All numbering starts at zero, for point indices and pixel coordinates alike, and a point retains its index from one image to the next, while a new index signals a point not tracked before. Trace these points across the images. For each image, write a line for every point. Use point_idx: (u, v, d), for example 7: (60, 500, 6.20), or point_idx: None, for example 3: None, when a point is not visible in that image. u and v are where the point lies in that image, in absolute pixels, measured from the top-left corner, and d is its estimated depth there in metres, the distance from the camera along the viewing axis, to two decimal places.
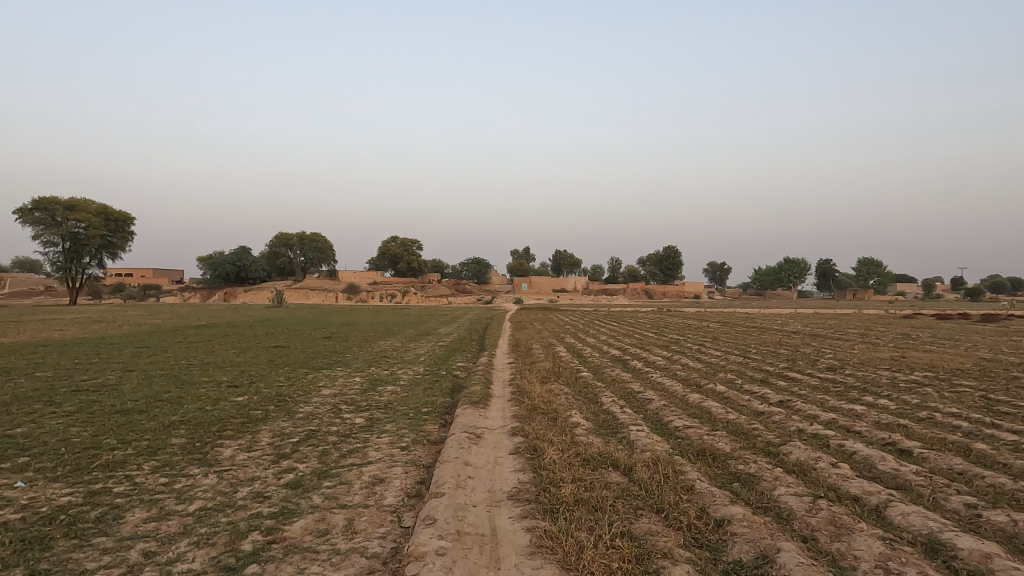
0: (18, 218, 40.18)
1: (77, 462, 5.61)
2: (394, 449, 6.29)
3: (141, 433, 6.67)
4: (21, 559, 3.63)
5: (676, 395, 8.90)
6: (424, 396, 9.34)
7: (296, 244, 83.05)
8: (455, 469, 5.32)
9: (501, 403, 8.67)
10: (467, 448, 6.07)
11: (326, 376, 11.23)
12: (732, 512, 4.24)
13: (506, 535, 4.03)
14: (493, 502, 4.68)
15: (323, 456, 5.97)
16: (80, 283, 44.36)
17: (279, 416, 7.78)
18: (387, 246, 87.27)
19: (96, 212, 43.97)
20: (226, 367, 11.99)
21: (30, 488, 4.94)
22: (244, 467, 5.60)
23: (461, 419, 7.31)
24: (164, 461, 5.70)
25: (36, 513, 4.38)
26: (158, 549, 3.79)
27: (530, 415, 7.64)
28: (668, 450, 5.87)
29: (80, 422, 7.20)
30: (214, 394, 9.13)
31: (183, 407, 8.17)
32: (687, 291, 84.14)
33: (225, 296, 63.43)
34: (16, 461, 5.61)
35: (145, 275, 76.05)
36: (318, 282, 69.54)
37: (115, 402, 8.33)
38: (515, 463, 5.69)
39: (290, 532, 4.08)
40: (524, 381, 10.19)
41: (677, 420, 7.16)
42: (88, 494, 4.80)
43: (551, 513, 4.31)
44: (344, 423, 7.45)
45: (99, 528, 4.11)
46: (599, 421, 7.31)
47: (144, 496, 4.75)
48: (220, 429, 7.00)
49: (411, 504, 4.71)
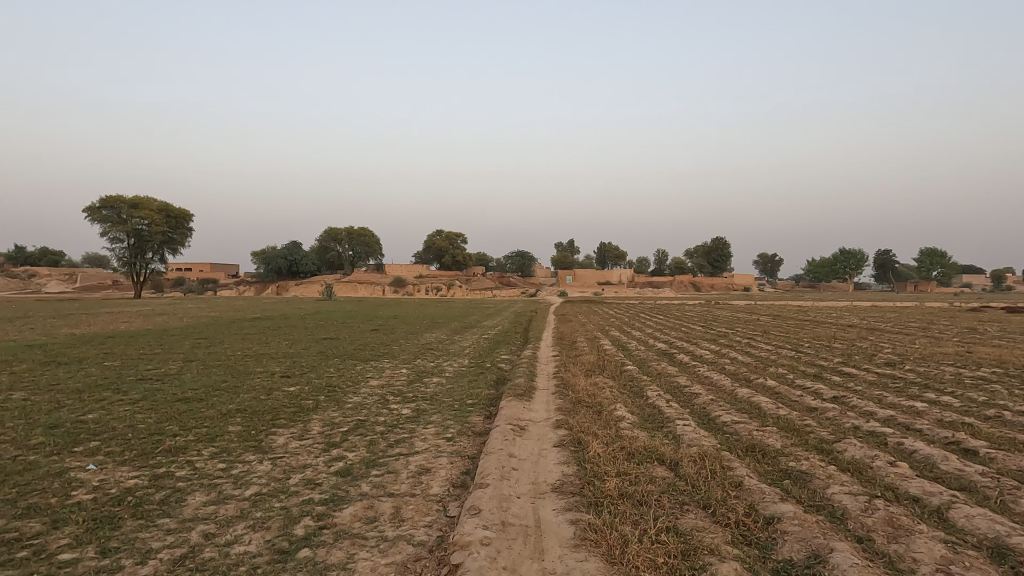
0: (88, 215, 42.56)
1: (143, 446, 5.93)
2: (440, 439, 6.39)
3: (201, 420, 7.01)
4: (94, 537, 3.87)
5: (724, 389, 8.74)
6: (469, 388, 9.44)
7: (345, 239, 85.26)
8: (501, 461, 5.37)
9: (545, 396, 8.68)
10: (511, 440, 6.11)
11: (374, 367, 11.51)
12: (783, 509, 4.14)
13: (551, 527, 4.04)
14: (537, 493, 4.70)
15: (372, 445, 6.12)
16: (144, 278, 46.74)
17: (329, 406, 8.03)
18: (432, 240, 88.25)
19: (159, 209, 46.16)
20: (280, 358, 12.40)
21: (100, 470, 5.24)
22: (297, 454, 5.80)
23: (507, 411, 7.37)
24: (222, 448, 5.95)
25: (106, 494, 4.66)
26: (218, 531, 3.97)
27: (574, 407, 7.64)
28: (715, 445, 5.80)
29: (145, 408, 7.61)
30: (268, 383, 9.49)
31: (240, 395, 8.53)
32: (736, 285, 81.50)
33: (279, 289, 65.79)
34: (88, 445, 5.97)
35: (203, 270, 79.14)
36: (366, 276, 70.84)
37: (178, 390, 8.75)
38: (559, 455, 5.70)
39: (340, 518, 4.20)
40: (569, 373, 10.19)
41: (725, 416, 7.01)
42: (153, 477, 5.06)
43: (596, 505, 4.30)
44: (391, 413, 7.63)
45: (163, 510, 4.34)
46: (645, 415, 7.21)
47: (204, 481, 4.98)
48: (274, 417, 7.26)
49: (457, 494, 4.77)
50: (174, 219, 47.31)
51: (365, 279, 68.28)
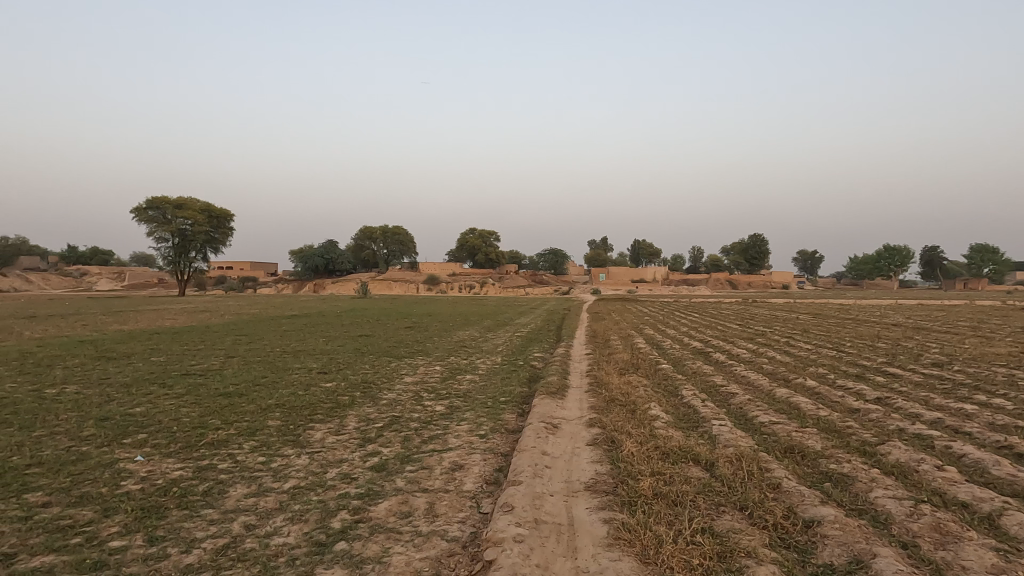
0: (135, 216, 44.15)
1: (187, 439, 6.12)
2: (473, 436, 6.43)
3: (242, 414, 7.21)
4: (142, 525, 4.02)
5: (762, 389, 8.55)
6: (501, 385, 9.47)
7: (380, 237, 86.44)
8: (533, 458, 5.37)
9: (579, 394, 8.64)
10: (544, 438, 6.11)
11: (408, 364, 11.64)
12: (823, 513, 4.03)
13: (584, 526, 4.02)
14: (570, 492, 4.68)
15: (406, 441, 6.19)
16: (187, 276, 48.27)
17: (365, 402, 8.16)
18: (466, 238, 88.74)
19: (202, 209, 47.56)
20: (317, 355, 12.65)
21: (147, 461, 5.44)
22: (334, 449, 5.91)
23: (539, 409, 7.37)
24: (262, 442, 6.10)
25: (153, 484, 4.83)
26: (258, 523, 4.08)
27: (608, 406, 7.58)
28: (752, 446, 5.68)
29: (189, 402, 7.87)
30: (306, 379, 9.71)
31: (279, 391, 8.74)
32: (774, 282, 79.63)
33: (316, 286, 67.18)
34: (136, 437, 6.21)
35: (243, 268, 81.25)
36: (400, 274, 71.70)
37: (220, 385, 9.02)
38: (593, 453, 5.68)
39: (375, 512, 4.26)
40: (602, 372, 10.12)
41: (762, 416, 6.87)
42: (197, 469, 5.23)
43: (629, 505, 4.27)
44: (425, 410, 7.71)
45: (207, 501, 4.48)
46: (680, 415, 7.12)
47: (244, 473, 5.12)
48: (311, 413, 7.41)
49: (490, 491, 4.80)
50: (216, 218, 48.67)
51: (399, 277, 69.15)
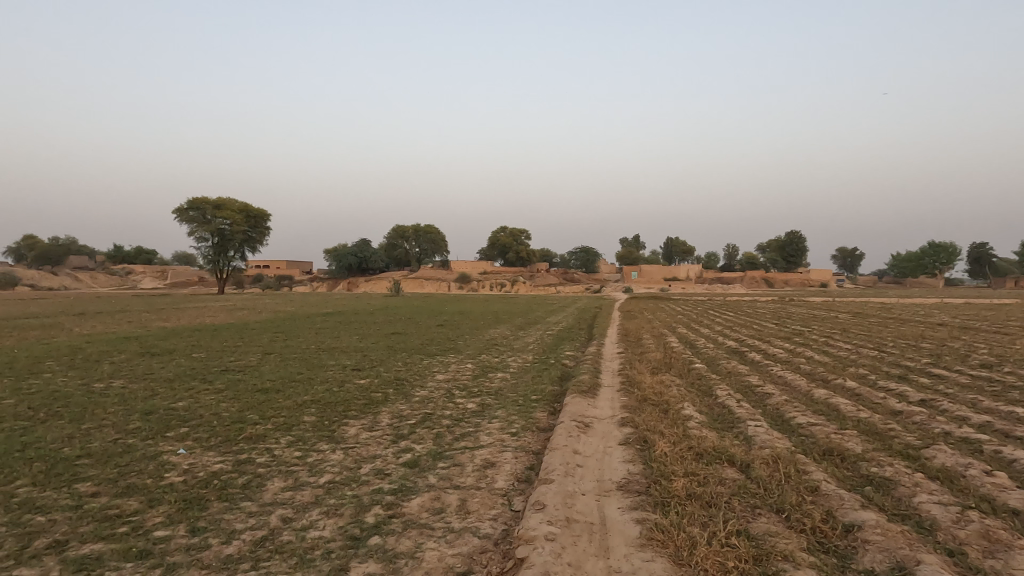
0: (177, 216, 45.53)
1: (226, 433, 6.30)
2: (505, 434, 6.45)
3: (279, 410, 7.38)
4: (184, 516, 4.15)
5: (800, 390, 8.35)
6: (533, 383, 9.47)
7: (412, 237, 87.34)
8: (565, 457, 5.36)
9: (611, 393, 8.59)
10: (576, 437, 6.09)
11: (440, 362, 11.74)
12: (864, 517, 3.92)
13: (616, 525, 4.00)
14: (602, 491, 4.66)
15: (438, 438, 6.25)
16: (226, 275, 49.57)
17: (397, 398, 8.26)
18: (497, 236, 89.04)
19: (240, 210, 48.80)
20: (351, 352, 12.86)
21: (189, 454, 5.61)
22: (367, 445, 6.00)
23: (571, 408, 7.35)
24: (298, 437, 6.24)
25: (195, 477, 4.98)
26: (295, 516, 4.17)
27: (640, 405, 7.52)
28: (790, 447, 5.56)
29: (229, 398, 8.09)
30: (340, 376, 9.87)
31: (314, 387, 8.92)
32: (812, 279, 77.73)
33: (350, 284, 68.31)
34: (179, 431, 6.41)
35: (279, 267, 83.05)
36: (432, 272, 72.31)
37: (258, 381, 9.25)
38: (625, 453, 5.64)
39: (408, 508, 4.31)
40: (634, 371, 10.04)
41: (800, 417, 6.72)
42: (237, 462, 5.37)
43: (662, 505, 4.22)
44: (457, 407, 7.77)
45: (246, 494, 4.60)
46: (714, 415, 7.01)
47: (282, 467, 5.24)
48: (346, 409, 7.54)
49: (522, 489, 4.81)
50: (253, 218, 49.86)
51: (431, 275, 69.79)
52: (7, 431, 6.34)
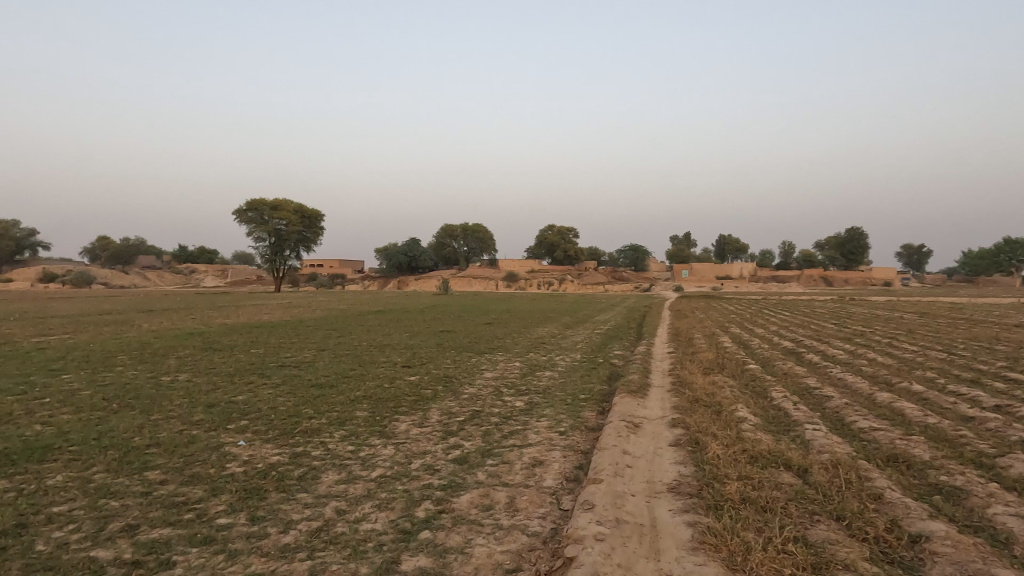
0: (237, 217, 47.40)
1: (284, 427, 6.52)
2: (553, 433, 6.44)
3: (333, 405, 7.59)
4: (245, 505, 4.32)
5: (861, 393, 8.01)
6: (581, 382, 9.42)
7: (461, 236, 88.26)
8: (614, 457, 5.31)
9: (661, 393, 8.44)
10: (625, 437, 6.02)
11: (488, 359, 11.82)
12: (932, 528, 3.73)
13: (667, 528, 3.94)
14: (653, 493, 4.59)
15: (487, 436, 6.29)
16: (283, 274, 51.32)
17: (447, 395, 8.37)
18: (545, 235, 88.99)
19: (296, 211, 50.39)
20: (401, 349, 13.11)
21: (249, 446, 5.84)
22: (418, 441, 6.10)
23: (620, 407, 7.27)
24: (351, 431, 6.40)
25: (254, 468, 5.18)
26: (349, 508, 4.28)
27: (691, 406, 7.37)
28: (850, 452, 5.34)
29: (285, 392, 8.37)
30: (391, 373, 10.07)
31: (366, 383, 9.13)
32: (875, 278, 74.29)
33: (401, 283, 69.55)
34: (239, 423, 6.68)
35: (333, 266, 85.37)
36: (480, 270, 72.73)
37: (313, 377, 9.54)
38: (676, 455, 5.53)
39: (458, 504, 4.36)
40: (686, 371, 9.86)
41: (861, 421, 6.44)
42: (293, 455, 5.56)
43: (715, 509, 4.13)
44: (505, 405, 7.80)
45: (302, 485, 4.75)
46: (769, 418, 6.80)
47: (336, 461, 5.39)
48: (397, 405, 7.68)
49: (570, 488, 4.79)
50: (308, 219, 51.42)
51: (479, 274, 70.25)
52: (84, 420, 6.75)
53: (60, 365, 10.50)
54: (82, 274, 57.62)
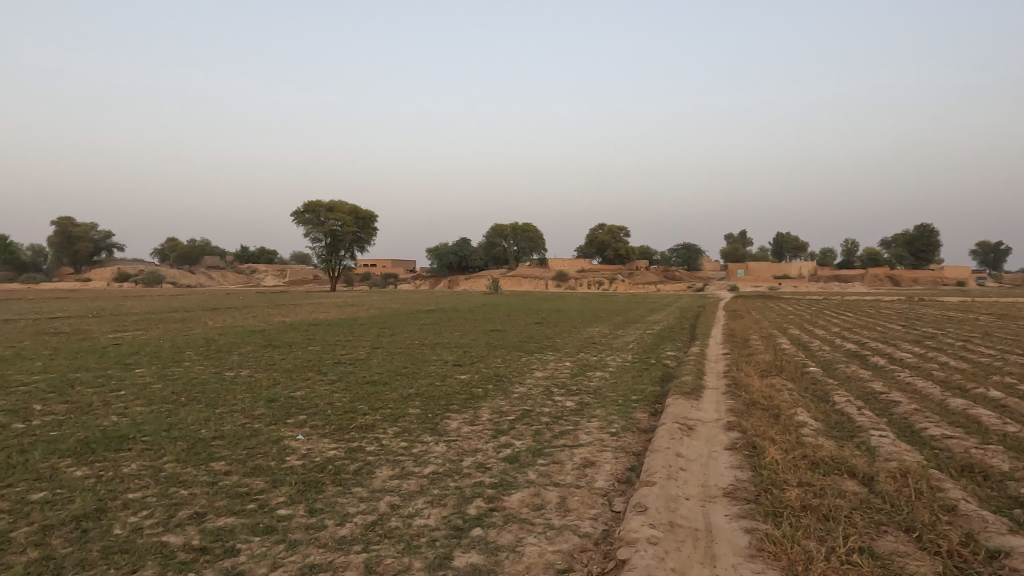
0: (295, 219, 49.02)
1: (340, 422, 6.71)
2: (605, 434, 6.38)
3: (386, 401, 7.76)
4: (303, 497, 4.47)
5: (932, 399, 7.58)
6: (633, 383, 9.29)
7: (511, 236, 88.59)
8: (667, 460, 5.22)
9: (716, 396, 8.23)
10: (679, 439, 5.91)
11: (538, 359, 11.83)
12: (1013, 543, 3.50)
13: (723, 533, 3.84)
14: (707, 497, 4.49)
15: (538, 435, 6.29)
16: (338, 274, 52.75)
17: (497, 394, 8.42)
18: (594, 234, 88.32)
19: (351, 212, 51.68)
20: (452, 348, 13.27)
21: (308, 440, 6.04)
22: (469, 439, 6.16)
23: (673, 409, 7.14)
24: (404, 428, 6.52)
25: (312, 461, 5.35)
26: (402, 503, 4.36)
27: (748, 409, 7.16)
28: (920, 461, 5.07)
29: (341, 389, 8.61)
30: (442, 371, 10.20)
31: (418, 381, 9.29)
32: (948, 278, 70.23)
33: (451, 283, 70.48)
34: (298, 418, 6.91)
35: (385, 266, 87.21)
36: (530, 270, 72.73)
37: (367, 374, 9.77)
38: (732, 459, 5.39)
39: (509, 502, 4.38)
40: (741, 373, 9.59)
41: (932, 428, 6.11)
42: (348, 450, 5.71)
43: (773, 515, 4.00)
44: (556, 405, 7.79)
45: (357, 479, 4.88)
46: (831, 422, 6.54)
47: (389, 456, 5.50)
48: (448, 403, 7.78)
49: (622, 490, 4.73)
50: (362, 220, 52.64)
51: (529, 274, 70.36)
52: (156, 412, 7.13)
53: (134, 360, 11.12)
54: (153, 275, 60.91)
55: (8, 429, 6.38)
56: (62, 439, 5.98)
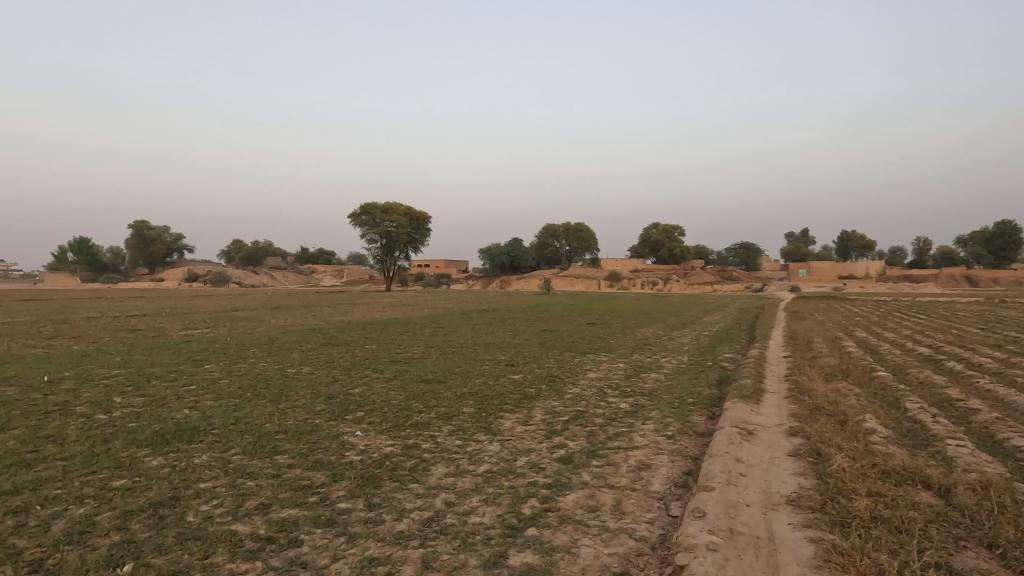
0: (352, 220, 50.40)
1: (396, 419, 6.86)
2: (660, 437, 6.27)
3: (441, 400, 7.87)
4: (362, 492, 4.60)
5: (1017, 407, 7.09)
6: (689, 386, 9.10)
7: (563, 236, 88.35)
8: (727, 465, 5.09)
9: (777, 400, 7.97)
10: (738, 444, 5.75)
11: (591, 360, 11.74)
12: None
13: (786, 542, 3.71)
14: (769, 504, 4.35)
15: (592, 436, 6.25)
16: (393, 274, 53.93)
17: (550, 394, 8.42)
18: (648, 233, 87.01)
19: (405, 213, 52.68)
20: (505, 348, 13.34)
21: (366, 436, 6.20)
22: (523, 438, 6.18)
23: (732, 413, 6.95)
24: (458, 426, 6.61)
25: (370, 457, 5.49)
26: (458, 501, 4.42)
27: (812, 415, 6.89)
28: (1003, 473, 4.76)
29: (397, 386, 8.80)
30: (496, 370, 10.27)
31: (472, 380, 9.38)
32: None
33: (504, 283, 70.94)
34: (356, 414, 7.11)
35: (439, 266, 88.57)
36: (582, 270, 72.33)
37: (422, 373, 9.95)
38: (795, 465, 5.20)
39: (564, 503, 4.37)
40: (804, 377, 9.23)
41: (1016, 439, 5.72)
42: (405, 446, 5.83)
43: (841, 526, 3.84)
44: (610, 406, 7.71)
45: (414, 476, 4.97)
46: (903, 430, 6.22)
47: (445, 454, 5.59)
48: (501, 402, 7.83)
49: (679, 494, 4.65)
50: (416, 221, 53.58)
51: (581, 274, 70.10)
52: (224, 406, 7.48)
53: (203, 356, 11.71)
54: (220, 275, 63.91)
55: (91, 419, 6.83)
56: (139, 430, 6.36)
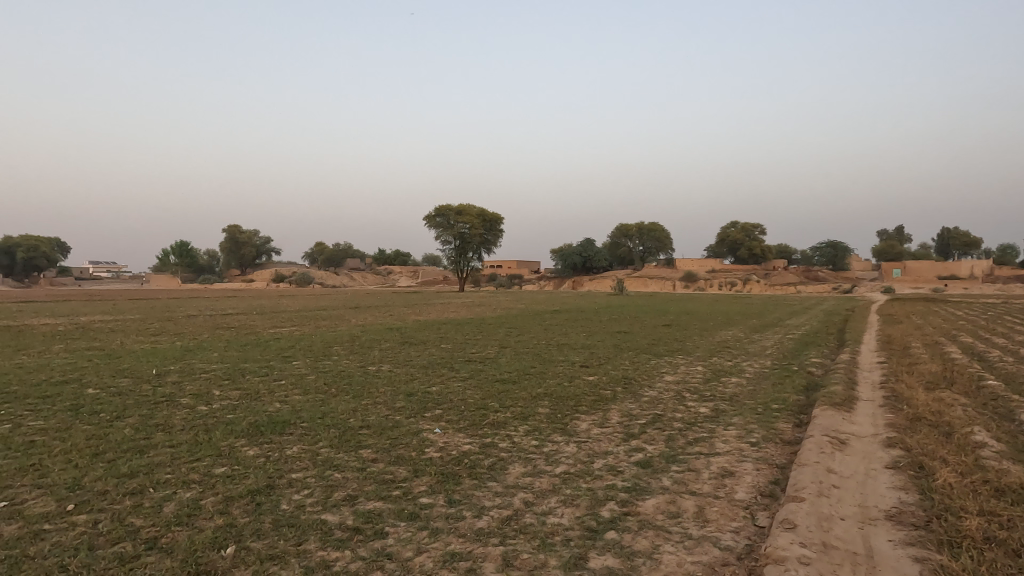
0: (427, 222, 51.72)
1: (473, 418, 6.98)
2: (744, 443, 6.06)
3: (516, 400, 7.95)
4: (442, 487, 4.72)
5: None
6: (773, 391, 8.73)
7: (636, 235, 86.92)
8: (817, 475, 4.85)
9: (871, 408, 7.50)
10: (829, 454, 5.46)
11: (667, 362, 11.49)
12: None
13: (886, 560, 3.50)
14: (866, 519, 4.11)
15: (670, 441, 6.12)
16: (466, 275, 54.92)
17: (626, 397, 8.31)
18: (726, 233, 84.22)
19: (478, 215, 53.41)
20: (579, 349, 13.29)
21: (444, 433, 6.36)
22: (599, 440, 6.14)
23: (822, 421, 6.61)
24: (534, 426, 6.65)
25: (449, 454, 5.62)
26: (537, 501, 4.45)
27: (912, 425, 6.45)
28: None
29: (473, 385, 8.96)
30: (570, 371, 10.26)
31: (546, 380, 9.41)
32: None
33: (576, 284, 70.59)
34: (435, 412, 7.30)
35: (511, 266, 89.37)
36: (656, 270, 71.03)
37: (497, 372, 10.07)
38: (894, 479, 4.89)
39: (643, 508, 4.31)
40: (902, 385, 8.65)
41: None
42: (482, 445, 5.93)
43: (947, 545, 3.58)
44: (689, 410, 7.52)
45: (492, 474, 5.05)
46: (1018, 445, 5.70)
47: (522, 454, 5.64)
48: (577, 404, 7.81)
49: (766, 504, 4.47)
50: (489, 223, 54.11)
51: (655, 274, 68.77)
52: (311, 401, 7.87)
53: (291, 353, 12.38)
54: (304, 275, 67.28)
55: (194, 410, 7.38)
56: (236, 421, 6.80)
